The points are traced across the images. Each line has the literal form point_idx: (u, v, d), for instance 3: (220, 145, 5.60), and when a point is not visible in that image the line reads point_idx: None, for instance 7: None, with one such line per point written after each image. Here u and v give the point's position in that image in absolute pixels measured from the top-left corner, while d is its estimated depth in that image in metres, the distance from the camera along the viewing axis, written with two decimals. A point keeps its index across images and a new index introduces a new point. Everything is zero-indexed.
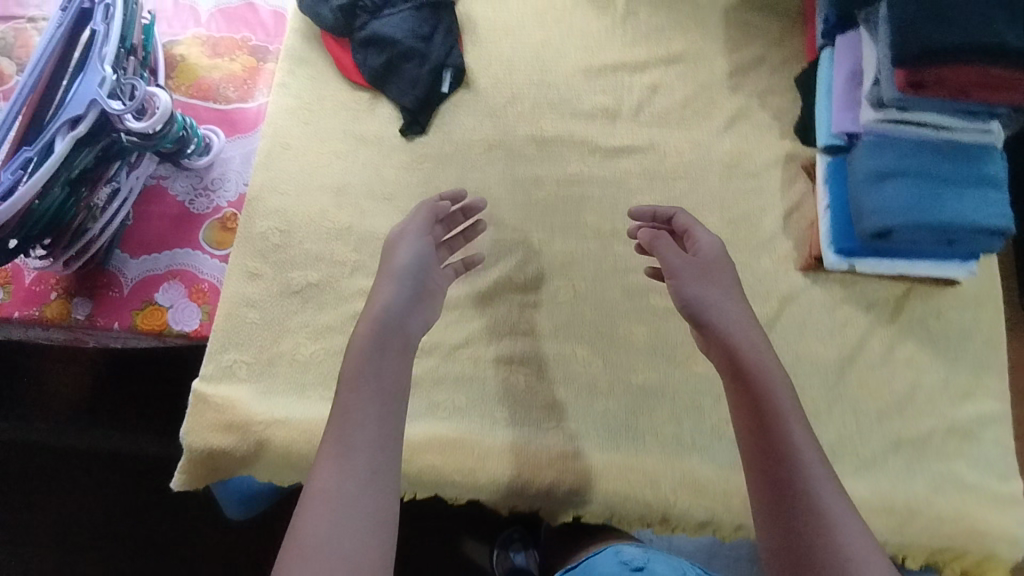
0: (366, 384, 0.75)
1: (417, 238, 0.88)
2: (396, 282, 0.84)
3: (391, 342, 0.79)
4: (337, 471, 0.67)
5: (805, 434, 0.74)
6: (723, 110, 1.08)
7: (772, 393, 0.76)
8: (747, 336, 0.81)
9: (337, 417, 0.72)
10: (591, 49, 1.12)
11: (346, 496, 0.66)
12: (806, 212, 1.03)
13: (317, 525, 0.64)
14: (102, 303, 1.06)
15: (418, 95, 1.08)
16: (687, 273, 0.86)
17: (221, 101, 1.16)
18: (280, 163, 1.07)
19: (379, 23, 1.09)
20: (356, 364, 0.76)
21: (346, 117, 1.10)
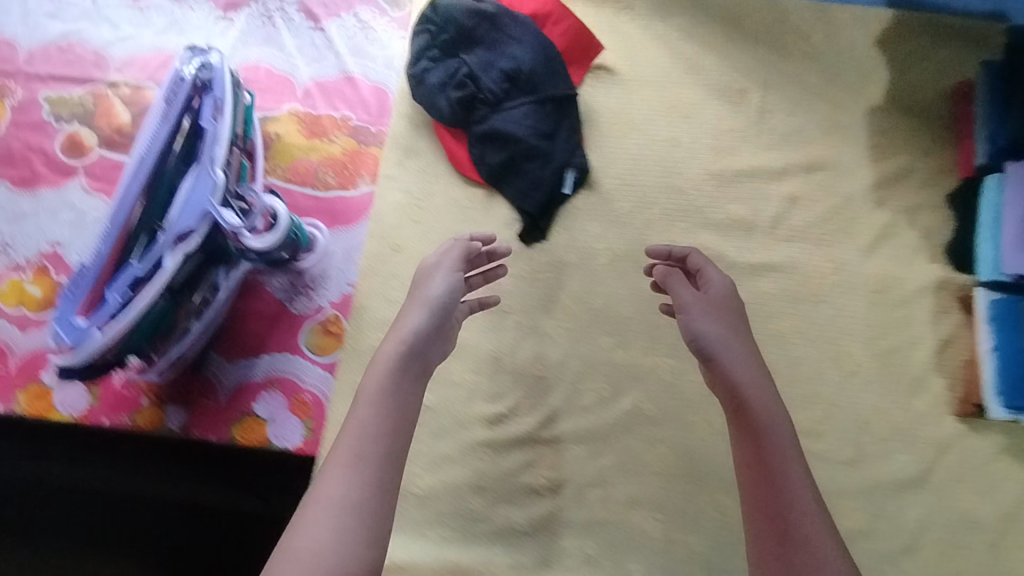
0: (375, 408, 0.75)
1: (443, 266, 0.86)
2: (419, 308, 0.82)
3: (400, 375, 0.77)
4: (342, 495, 0.68)
5: (805, 489, 0.73)
6: (869, 228, 1.00)
7: (779, 444, 0.75)
8: (757, 383, 0.77)
9: (342, 442, 0.72)
10: (724, 151, 1.04)
11: (347, 527, 0.67)
12: (961, 347, 0.96)
13: (323, 540, 0.65)
14: (197, 412, 0.98)
15: (541, 198, 1.00)
16: (705, 310, 0.82)
17: (320, 188, 1.07)
18: (389, 268, 1.01)
19: (500, 118, 1.00)
20: (371, 388, 0.76)
21: (459, 216, 1.02)
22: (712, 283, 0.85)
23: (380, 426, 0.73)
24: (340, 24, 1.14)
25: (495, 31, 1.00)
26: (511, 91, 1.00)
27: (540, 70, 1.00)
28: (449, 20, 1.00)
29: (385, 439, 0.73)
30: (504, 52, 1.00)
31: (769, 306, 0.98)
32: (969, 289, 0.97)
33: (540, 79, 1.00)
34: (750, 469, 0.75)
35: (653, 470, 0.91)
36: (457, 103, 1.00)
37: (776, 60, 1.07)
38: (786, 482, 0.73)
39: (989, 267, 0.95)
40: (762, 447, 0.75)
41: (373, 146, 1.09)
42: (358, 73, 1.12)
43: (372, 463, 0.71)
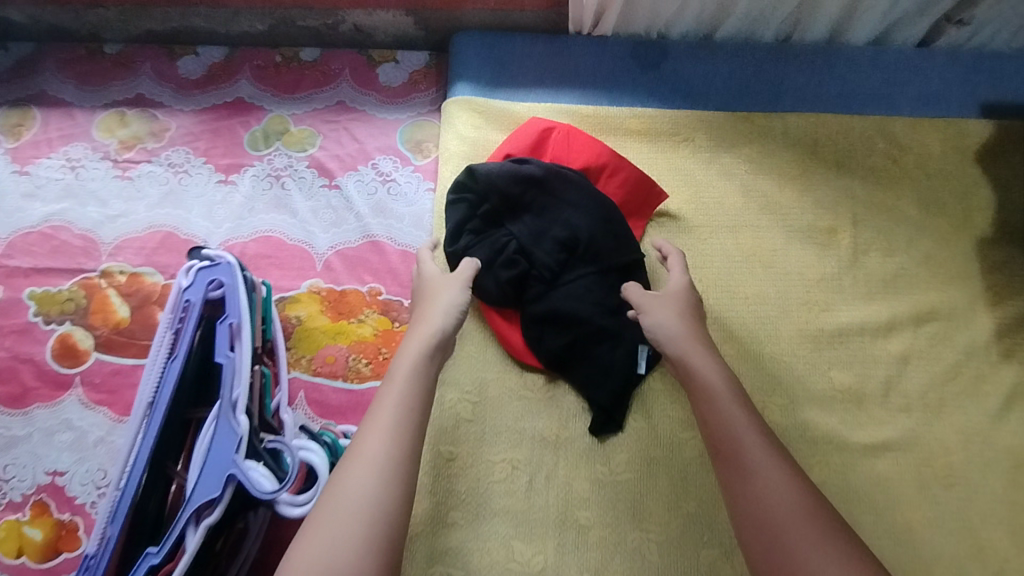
0: (406, 391, 0.70)
1: (454, 282, 0.82)
2: (442, 308, 0.79)
3: (424, 381, 0.72)
4: (370, 486, 0.62)
5: (761, 446, 0.68)
6: (997, 388, 0.86)
7: (740, 414, 0.70)
8: (721, 386, 0.73)
9: (373, 419, 0.68)
10: (815, 305, 0.90)
11: (373, 518, 0.61)
12: None
13: (357, 521, 0.60)
14: None
15: (613, 386, 0.85)
16: (671, 320, 0.80)
17: (353, 380, 0.93)
18: (447, 483, 0.84)
19: (558, 295, 0.87)
20: (401, 375, 0.72)
21: (518, 407, 0.88)
22: (673, 270, 0.85)
23: (412, 418, 0.69)
24: (359, 180, 1.01)
25: (543, 195, 0.88)
26: (567, 263, 0.87)
27: (598, 234, 0.87)
28: (490, 187, 0.87)
29: (410, 435, 0.67)
30: (556, 217, 0.87)
31: (893, 495, 0.83)
32: None
33: (599, 245, 0.87)
34: (716, 438, 0.70)
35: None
36: (508, 282, 0.86)
37: (862, 190, 0.94)
38: (756, 486, 0.65)
39: None
40: (721, 412, 0.71)
41: (408, 323, 0.96)
42: (383, 235, 0.99)
43: (400, 451, 0.66)
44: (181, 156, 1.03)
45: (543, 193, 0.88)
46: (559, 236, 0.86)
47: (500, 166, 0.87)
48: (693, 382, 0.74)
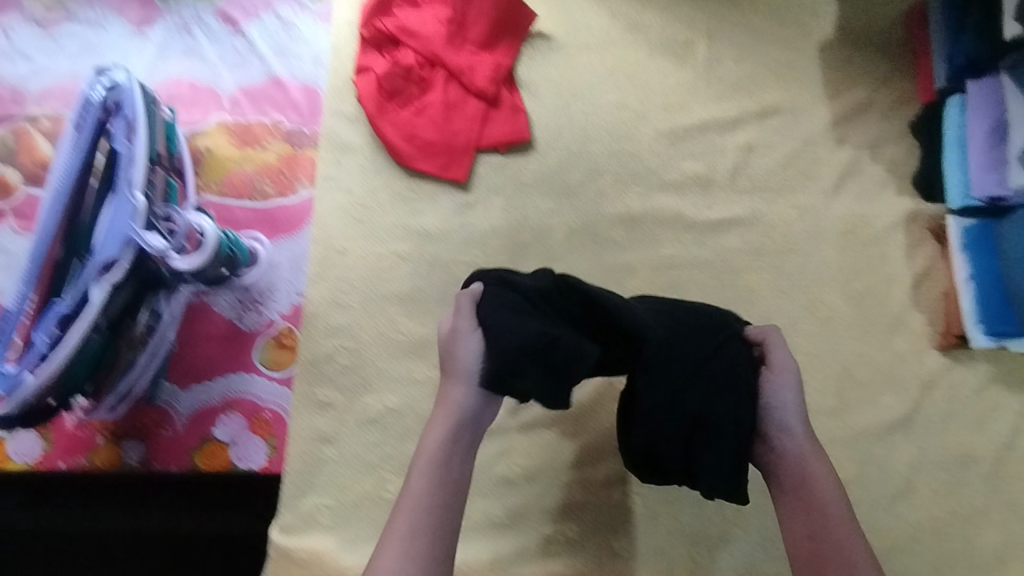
0: (460, 405, 0.72)
1: (469, 330, 0.73)
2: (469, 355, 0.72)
3: (471, 412, 0.73)
4: (432, 489, 0.69)
5: (851, 524, 0.68)
6: (832, 168, 0.96)
7: (831, 500, 0.69)
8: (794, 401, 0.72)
9: (425, 451, 0.71)
10: (673, 107, 0.99)
11: (433, 520, 0.67)
12: (938, 280, 0.92)
13: (412, 529, 0.66)
14: (156, 445, 0.96)
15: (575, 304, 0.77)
16: (778, 384, 0.73)
17: (259, 199, 1.04)
18: (339, 272, 0.96)
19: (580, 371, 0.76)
20: (448, 401, 0.73)
21: (405, 209, 0.98)
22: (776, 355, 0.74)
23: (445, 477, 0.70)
24: (262, 26, 1.10)
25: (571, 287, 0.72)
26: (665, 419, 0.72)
27: (679, 374, 0.71)
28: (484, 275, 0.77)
29: (442, 508, 0.68)
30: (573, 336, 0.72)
31: (736, 263, 0.93)
32: (940, 218, 0.93)
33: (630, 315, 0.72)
34: (803, 490, 0.70)
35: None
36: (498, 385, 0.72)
37: (718, 7, 1.02)
38: (837, 532, 0.68)
39: (957, 191, 0.87)
40: (803, 457, 0.71)
41: (310, 149, 1.05)
42: (285, 74, 1.08)
43: (447, 476, 0.70)
44: (97, 13, 1.11)
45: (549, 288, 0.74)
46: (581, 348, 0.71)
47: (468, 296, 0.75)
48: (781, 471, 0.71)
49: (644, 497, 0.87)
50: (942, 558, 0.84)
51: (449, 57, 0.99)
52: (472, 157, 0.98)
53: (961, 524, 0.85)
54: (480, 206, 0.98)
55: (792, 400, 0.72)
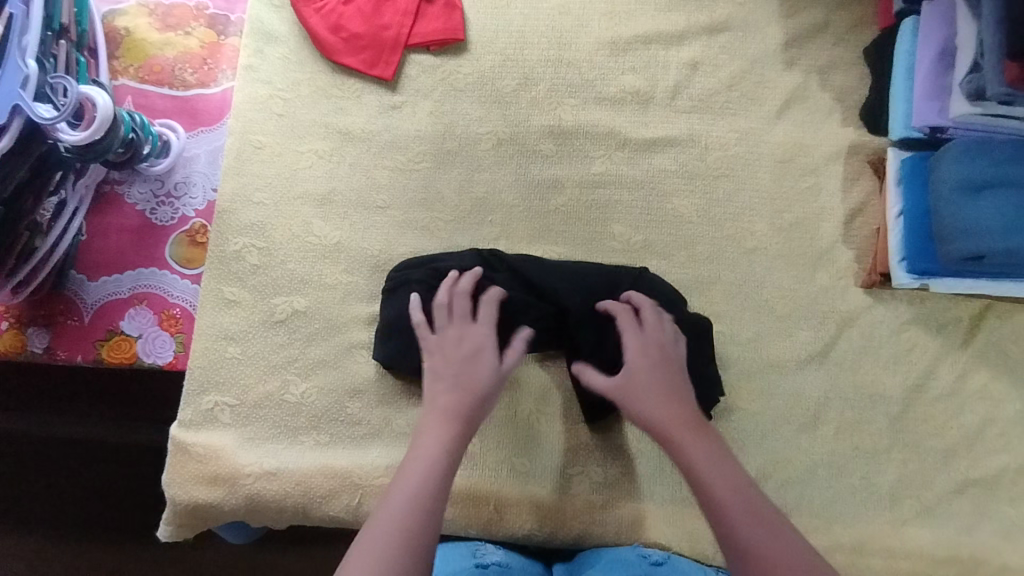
0: (461, 405, 0.68)
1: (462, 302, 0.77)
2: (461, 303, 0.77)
3: (470, 421, 0.68)
4: (432, 480, 0.61)
5: (766, 520, 0.59)
6: (777, 92, 0.91)
7: (734, 494, 0.61)
8: (660, 393, 0.70)
9: (422, 445, 0.65)
10: (618, 16, 0.93)
11: (427, 519, 0.58)
12: (871, 216, 0.89)
13: (403, 525, 0.57)
14: (62, 334, 0.93)
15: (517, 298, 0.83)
16: (637, 388, 0.70)
17: (179, 87, 0.98)
18: (254, 167, 0.92)
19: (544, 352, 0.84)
20: (448, 401, 0.68)
21: (327, 105, 0.93)
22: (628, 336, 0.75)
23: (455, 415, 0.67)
24: None
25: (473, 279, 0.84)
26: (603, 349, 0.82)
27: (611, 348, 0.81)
28: (403, 280, 0.85)
29: (450, 442, 0.65)
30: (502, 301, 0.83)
31: (666, 184, 0.90)
32: (881, 153, 0.90)
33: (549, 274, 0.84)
34: (694, 470, 0.63)
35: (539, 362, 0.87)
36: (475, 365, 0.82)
37: None
38: (747, 534, 0.58)
39: (899, 121, 0.84)
40: (681, 442, 0.66)
41: (234, 37, 1.00)
42: None
43: (446, 473, 0.62)
44: None
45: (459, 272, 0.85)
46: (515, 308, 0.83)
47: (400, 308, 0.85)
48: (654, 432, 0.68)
49: (547, 415, 0.86)
50: (843, 493, 0.82)
51: None
52: (401, 55, 0.93)
53: (866, 460, 0.83)
54: (406, 108, 0.93)
55: (666, 385, 0.71)
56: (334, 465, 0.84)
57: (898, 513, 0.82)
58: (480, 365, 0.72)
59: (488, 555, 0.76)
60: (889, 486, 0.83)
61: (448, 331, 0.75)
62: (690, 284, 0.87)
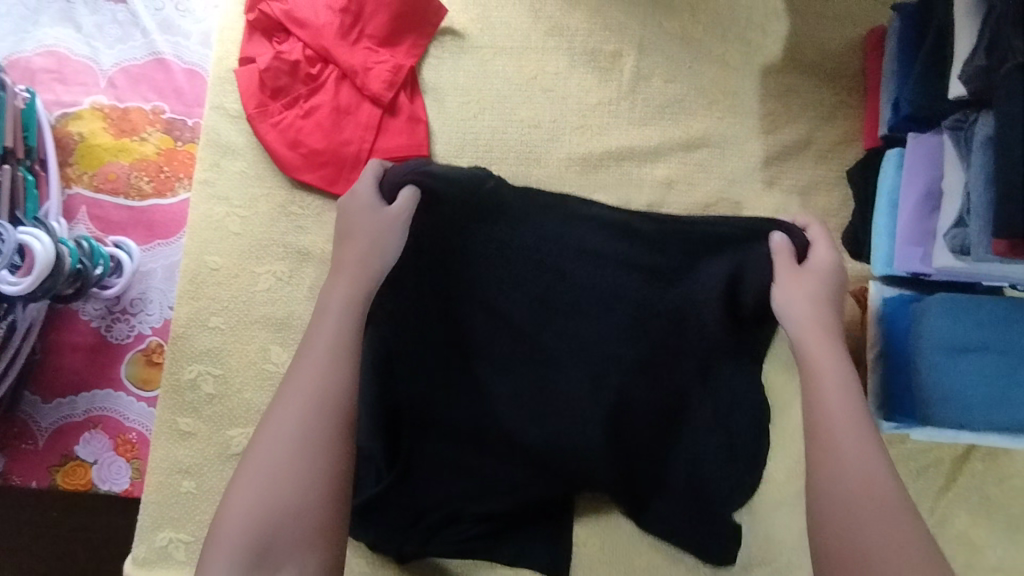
0: (357, 286, 0.67)
1: (390, 225, 0.71)
2: (370, 228, 0.71)
3: (371, 282, 0.68)
4: (334, 347, 0.62)
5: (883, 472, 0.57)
6: (756, 213, 0.87)
7: (884, 504, 0.55)
8: (814, 299, 0.70)
9: (328, 304, 0.66)
10: (590, 130, 0.89)
11: (327, 386, 0.60)
12: (852, 347, 0.85)
13: (306, 394, 0.59)
14: (15, 459, 0.90)
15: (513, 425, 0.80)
16: (808, 282, 0.71)
17: (134, 197, 0.94)
18: (209, 289, 0.88)
19: (515, 418, 0.80)
20: (351, 276, 0.68)
21: (286, 222, 0.89)
22: (817, 241, 0.74)
23: (344, 335, 0.63)
24: None
25: (471, 269, 0.79)
26: (575, 451, 0.80)
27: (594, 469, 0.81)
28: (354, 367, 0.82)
29: (345, 354, 0.62)
30: (497, 332, 0.80)
31: None
32: (863, 280, 0.86)
33: (590, 265, 0.80)
34: (826, 430, 0.59)
35: (473, 441, 0.81)
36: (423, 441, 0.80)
37: (653, 18, 0.91)
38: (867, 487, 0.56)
39: (881, 258, 0.79)
40: (820, 350, 0.65)
41: (191, 142, 0.96)
42: (169, 54, 0.97)
43: (353, 330, 0.64)
44: None
45: (474, 230, 0.78)
46: (514, 354, 0.80)
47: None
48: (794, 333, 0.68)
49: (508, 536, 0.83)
50: None
51: (341, 54, 0.89)
52: (363, 171, 0.89)
53: None
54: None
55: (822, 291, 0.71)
56: None
57: None
58: (374, 227, 0.71)
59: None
60: None
61: (353, 207, 0.72)
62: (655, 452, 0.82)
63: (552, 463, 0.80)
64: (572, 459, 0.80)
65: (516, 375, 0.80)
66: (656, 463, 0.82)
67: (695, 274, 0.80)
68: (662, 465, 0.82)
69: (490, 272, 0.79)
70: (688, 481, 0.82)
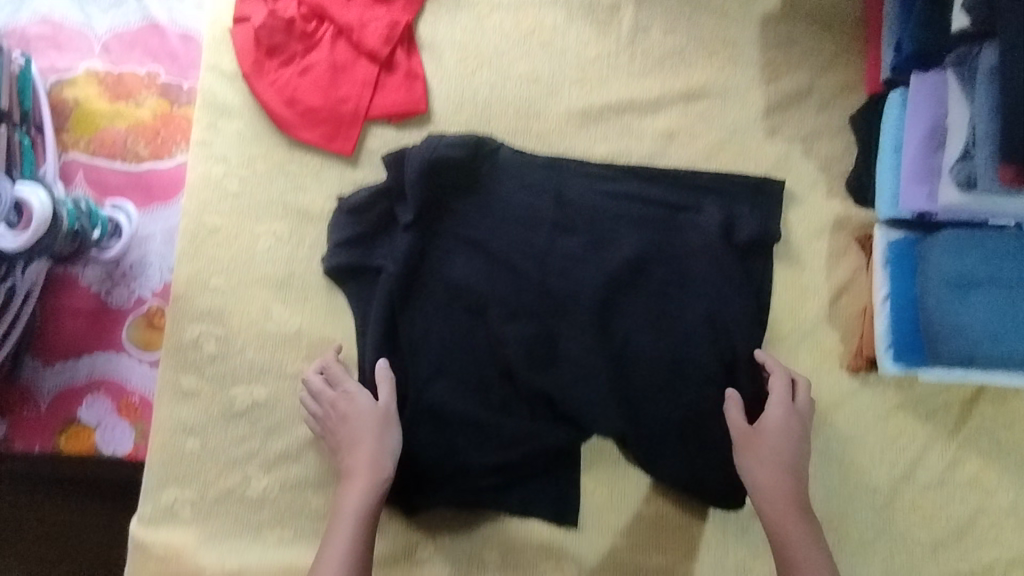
0: (370, 475, 0.77)
1: (383, 420, 0.80)
2: (363, 424, 0.79)
3: (378, 477, 0.77)
4: (362, 517, 0.74)
5: None
6: (758, 163, 0.87)
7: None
8: (772, 470, 0.77)
9: (345, 506, 0.75)
10: (589, 83, 0.89)
11: (356, 555, 0.72)
12: (857, 294, 0.85)
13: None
14: (18, 424, 0.90)
15: (518, 350, 0.83)
16: (758, 449, 0.78)
17: (131, 161, 0.94)
18: (209, 250, 0.87)
19: (520, 344, 0.83)
20: (358, 464, 0.78)
21: (285, 182, 0.89)
22: (774, 399, 0.79)
23: (366, 516, 0.75)
24: None
25: (478, 206, 0.86)
26: (576, 378, 0.83)
27: (592, 399, 0.82)
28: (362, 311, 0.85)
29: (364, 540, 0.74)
30: (500, 265, 0.85)
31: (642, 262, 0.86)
32: (868, 226, 0.85)
33: (589, 209, 0.86)
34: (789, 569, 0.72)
35: (481, 382, 0.84)
36: (431, 368, 0.84)
37: None
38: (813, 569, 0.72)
39: (886, 201, 0.79)
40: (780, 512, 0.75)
41: (187, 106, 0.95)
42: (162, 17, 0.96)
43: (363, 542, 0.74)
44: None
45: (479, 183, 0.86)
46: (518, 284, 0.85)
47: (367, 356, 0.84)
48: (761, 493, 0.76)
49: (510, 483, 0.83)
50: None
51: (337, 12, 0.88)
52: (361, 129, 0.89)
53: (847, 552, 0.82)
54: (366, 184, 0.88)
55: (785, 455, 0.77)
56: (300, 564, 0.83)
57: None
58: (366, 419, 0.80)
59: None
60: None
61: (343, 406, 0.80)
62: (656, 389, 0.83)
63: (554, 388, 0.83)
64: (575, 385, 0.83)
65: (522, 307, 0.85)
66: (657, 396, 0.83)
67: (689, 213, 0.85)
68: (663, 397, 0.83)
69: (493, 220, 0.86)
70: (689, 415, 0.82)
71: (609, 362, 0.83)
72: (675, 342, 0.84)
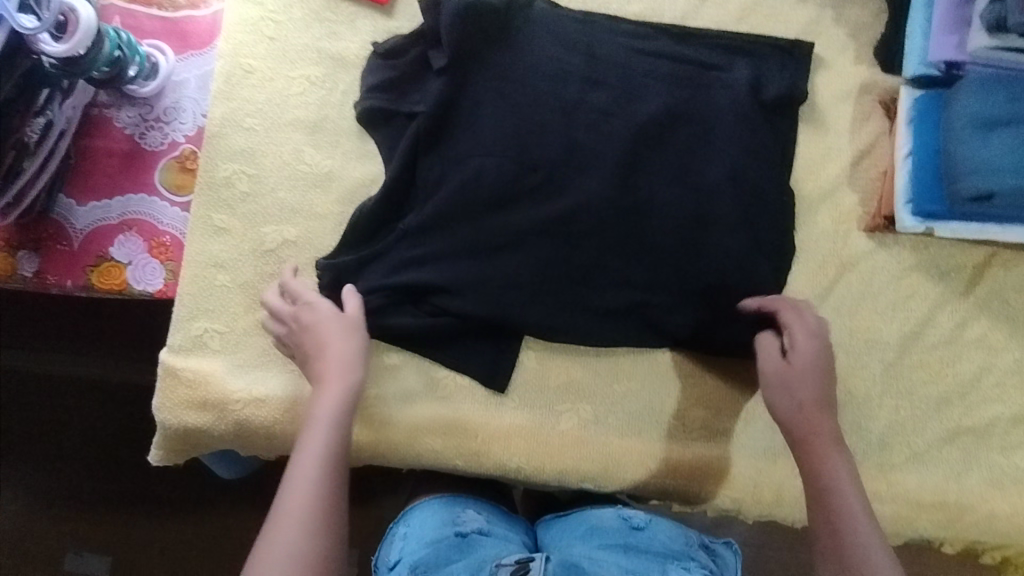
0: (340, 380, 0.75)
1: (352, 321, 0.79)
2: (331, 326, 0.78)
3: (349, 374, 0.75)
4: (338, 415, 0.72)
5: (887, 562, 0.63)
6: (788, 26, 0.88)
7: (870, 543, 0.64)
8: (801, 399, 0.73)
9: (318, 413, 0.72)
10: None
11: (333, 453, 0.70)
12: (878, 158, 0.87)
13: (309, 504, 0.66)
14: (51, 260, 0.91)
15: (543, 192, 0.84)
16: (787, 380, 0.74)
17: (167, 8, 0.94)
18: (244, 91, 0.89)
19: (547, 186, 0.84)
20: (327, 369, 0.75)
21: (321, 29, 0.90)
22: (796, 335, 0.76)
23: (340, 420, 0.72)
24: None
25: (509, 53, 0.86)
26: (601, 223, 0.83)
27: (615, 243, 0.83)
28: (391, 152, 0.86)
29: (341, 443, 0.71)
30: (530, 109, 0.85)
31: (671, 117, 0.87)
32: (893, 92, 0.87)
33: (621, 63, 0.87)
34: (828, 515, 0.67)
35: (501, 225, 0.83)
36: (454, 204, 0.83)
37: None
38: (843, 512, 0.67)
39: (914, 57, 0.80)
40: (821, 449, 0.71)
41: None
42: None
43: (339, 445, 0.71)
44: None
45: (513, 33, 0.87)
46: (546, 128, 0.85)
47: (393, 192, 0.84)
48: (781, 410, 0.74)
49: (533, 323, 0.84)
50: None
51: None
52: None
53: (857, 405, 0.83)
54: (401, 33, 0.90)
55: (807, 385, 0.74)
56: None
57: (888, 458, 0.83)
58: (332, 322, 0.78)
59: (468, 522, 0.80)
60: (881, 434, 0.83)
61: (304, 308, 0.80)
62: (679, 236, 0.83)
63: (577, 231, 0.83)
64: (599, 229, 0.83)
65: (549, 152, 0.84)
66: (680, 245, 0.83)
67: (719, 71, 0.86)
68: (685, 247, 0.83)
69: (525, 68, 0.86)
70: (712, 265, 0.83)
71: (634, 209, 0.83)
72: (698, 196, 0.83)
